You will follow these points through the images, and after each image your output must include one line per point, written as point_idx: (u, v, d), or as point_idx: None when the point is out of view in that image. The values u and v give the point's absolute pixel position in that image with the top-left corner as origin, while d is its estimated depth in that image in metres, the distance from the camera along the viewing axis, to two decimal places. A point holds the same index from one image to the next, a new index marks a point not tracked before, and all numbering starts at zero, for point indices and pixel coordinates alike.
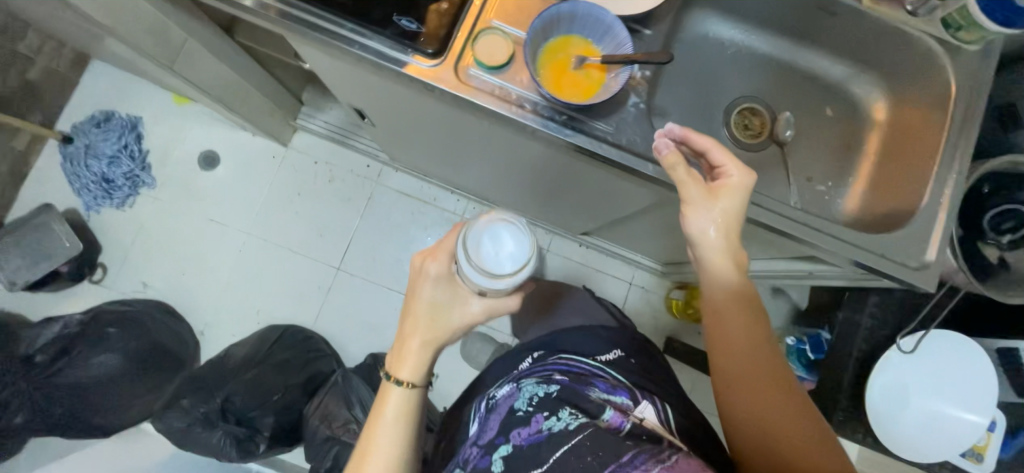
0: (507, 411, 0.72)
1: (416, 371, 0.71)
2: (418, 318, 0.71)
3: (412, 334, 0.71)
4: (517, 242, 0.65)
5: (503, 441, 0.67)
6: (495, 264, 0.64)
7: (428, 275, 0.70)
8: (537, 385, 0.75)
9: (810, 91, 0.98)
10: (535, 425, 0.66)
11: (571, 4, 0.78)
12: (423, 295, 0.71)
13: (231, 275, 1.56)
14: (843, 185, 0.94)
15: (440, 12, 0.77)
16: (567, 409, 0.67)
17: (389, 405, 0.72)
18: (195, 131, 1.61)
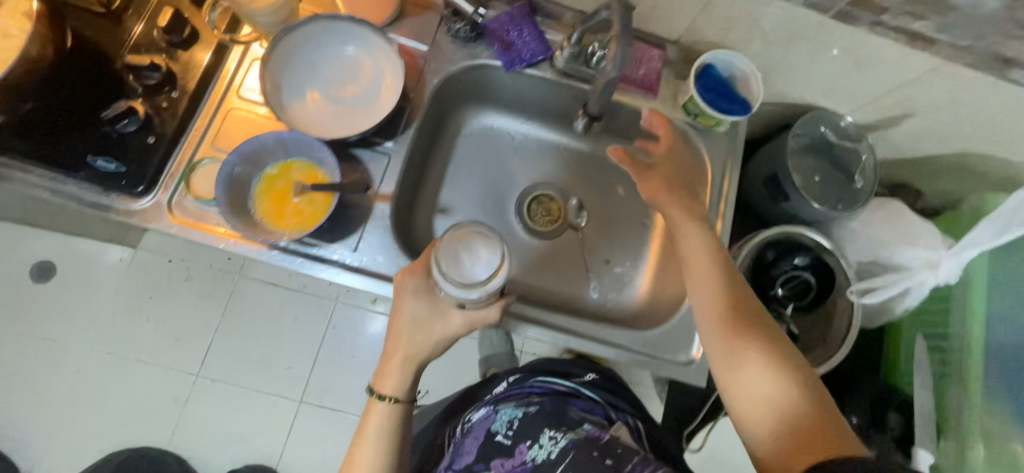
0: (485, 434, 0.70)
1: (402, 386, 0.65)
2: (401, 329, 0.65)
3: (395, 350, 0.66)
4: (494, 251, 0.62)
5: (482, 468, 0.66)
6: (467, 277, 0.61)
7: (407, 288, 0.65)
8: (516, 407, 0.71)
9: (604, 172, 0.91)
10: (519, 456, 0.64)
11: (275, 133, 0.63)
12: (405, 312, 0.66)
13: (69, 400, 1.43)
14: (637, 266, 0.87)
15: (145, 146, 0.65)
16: (547, 430, 0.64)
17: (372, 424, 0.65)
18: (24, 246, 1.48)
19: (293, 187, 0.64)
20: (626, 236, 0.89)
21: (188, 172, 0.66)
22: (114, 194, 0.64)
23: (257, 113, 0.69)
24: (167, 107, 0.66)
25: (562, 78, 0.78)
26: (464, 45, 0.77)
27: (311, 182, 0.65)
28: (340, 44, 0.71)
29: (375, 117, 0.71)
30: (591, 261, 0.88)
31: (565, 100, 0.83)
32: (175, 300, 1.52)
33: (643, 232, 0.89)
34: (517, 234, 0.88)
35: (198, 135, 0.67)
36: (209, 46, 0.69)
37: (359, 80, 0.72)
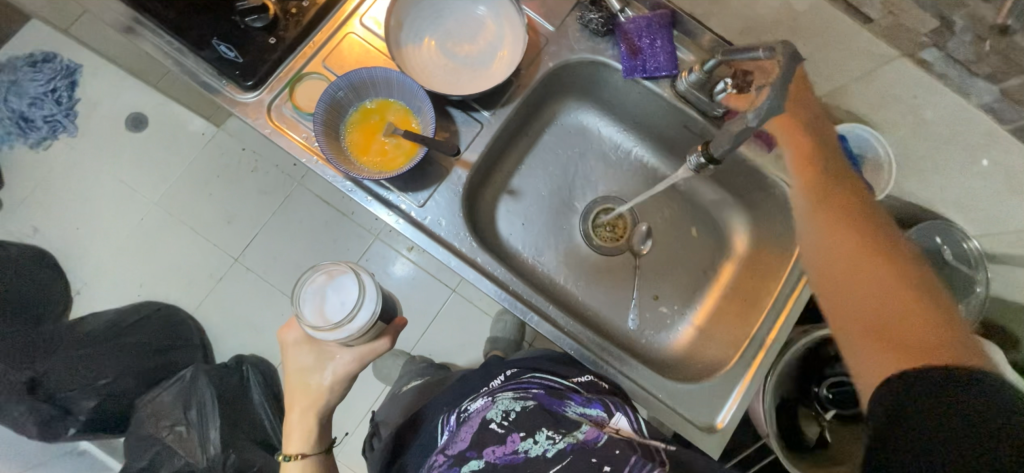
0: (479, 422, 0.59)
1: (307, 441, 0.76)
2: (294, 386, 0.76)
3: (293, 405, 0.77)
4: (348, 282, 0.70)
5: (474, 455, 0.55)
6: (337, 315, 0.69)
7: (290, 343, 0.77)
8: (512, 399, 0.60)
9: (680, 208, 0.87)
10: (511, 445, 0.53)
11: (385, 68, 0.63)
12: (295, 363, 0.77)
13: (124, 242, 1.56)
14: (685, 313, 0.83)
15: (265, 46, 0.67)
16: (544, 429, 0.53)
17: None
18: (128, 94, 1.60)
19: (385, 127, 0.65)
20: (682, 280, 0.85)
21: (297, 81, 0.68)
22: (226, 81, 0.67)
23: (375, 44, 0.70)
24: (296, 13, 0.68)
25: (678, 99, 0.74)
26: (590, 37, 0.74)
27: (402, 127, 0.65)
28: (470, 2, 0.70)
29: (480, 83, 0.69)
30: (641, 292, 0.84)
31: (671, 124, 0.79)
32: (238, 185, 1.61)
33: (702, 282, 0.84)
34: (576, 241, 0.85)
35: (315, 48, 0.69)
36: None
37: (477, 41, 0.71)
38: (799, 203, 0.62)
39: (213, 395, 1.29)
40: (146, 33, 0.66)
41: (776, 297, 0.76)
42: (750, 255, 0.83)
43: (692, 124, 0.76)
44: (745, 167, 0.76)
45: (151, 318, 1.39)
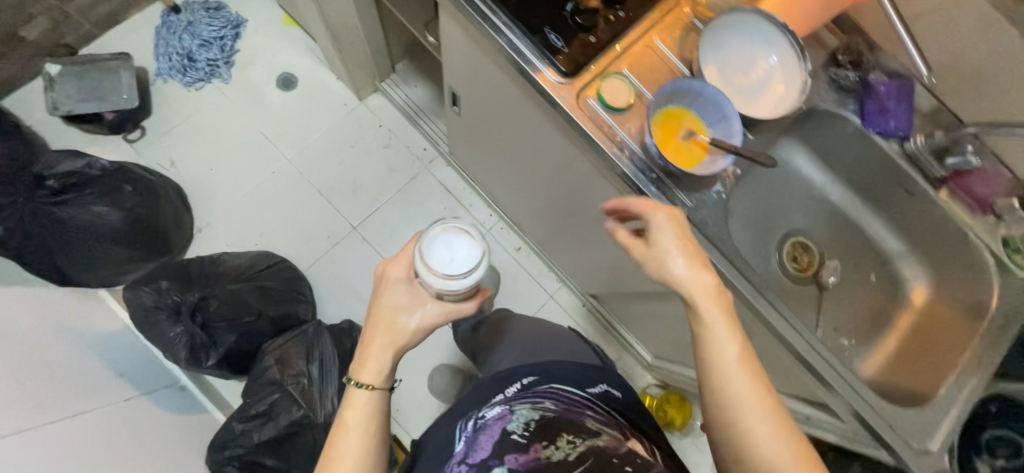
0: (500, 432, 0.70)
1: (379, 375, 0.72)
2: (382, 319, 0.74)
3: (373, 338, 0.74)
4: (467, 243, 0.74)
5: (498, 464, 0.66)
6: (449, 267, 0.72)
7: (389, 279, 0.75)
8: (531, 410, 0.75)
9: (862, 252, 0.96)
10: (534, 452, 0.66)
11: (699, 83, 0.73)
12: (388, 298, 0.75)
13: (253, 192, 1.60)
14: (865, 347, 0.91)
15: (586, 43, 0.76)
16: (565, 437, 0.68)
17: (352, 409, 0.72)
18: (284, 54, 1.68)
19: (683, 131, 0.73)
20: (860, 319, 0.93)
21: (603, 75, 0.77)
22: (546, 65, 0.75)
23: (667, 60, 0.80)
24: (613, 20, 0.77)
25: (904, 158, 0.85)
26: (838, 91, 0.84)
27: (698, 134, 0.73)
28: (753, 40, 0.79)
29: (754, 111, 0.79)
30: (823, 322, 0.93)
31: (885, 178, 0.88)
32: (369, 158, 1.67)
33: (878, 322, 0.93)
34: (771, 264, 0.95)
35: (620, 51, 0.78)
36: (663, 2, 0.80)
37: (751, 74, 0.80)
38: (693, 285, 0.62)
39: (333, 353, 1.30)
40: (490, 12, 0.75)
41: (966, 351, 0.83)
42: (928, 306, 0.92)
43: (908, 182, 0.86)
44: (948, 226, 0.86)
45: (280, 267, 1.37)
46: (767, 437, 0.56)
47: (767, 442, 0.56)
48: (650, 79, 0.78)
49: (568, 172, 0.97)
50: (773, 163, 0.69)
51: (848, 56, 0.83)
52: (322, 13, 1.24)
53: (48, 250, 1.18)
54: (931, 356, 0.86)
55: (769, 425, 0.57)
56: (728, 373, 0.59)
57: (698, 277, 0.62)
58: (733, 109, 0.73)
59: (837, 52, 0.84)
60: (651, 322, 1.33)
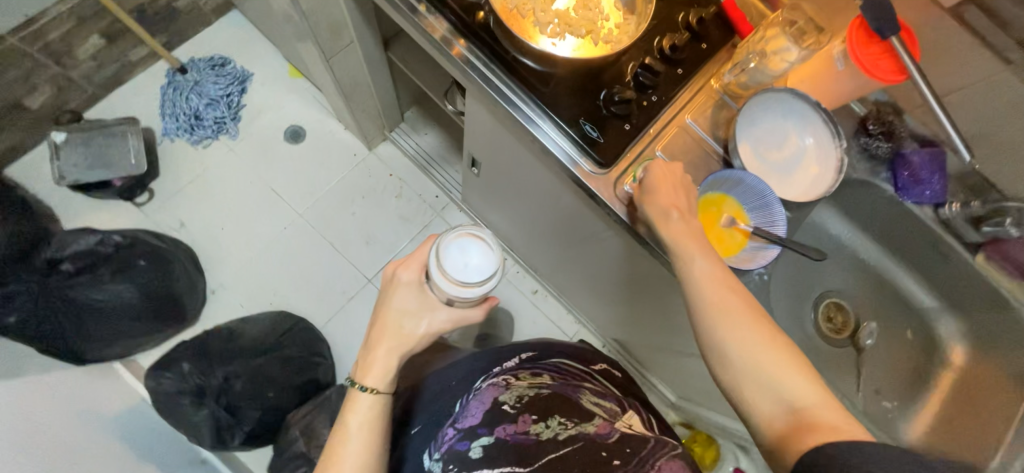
0: (492, 401, 0.76)
1: (382, 378, 0.76)
2: (389, 324, 0.77)
3: (379, 341, 0.78)
4: (478, 247, 0.72)
5: (485, 432, 0.71)
6: (461, 275, 0.71)
7: (400, 281, 0.78)
8: (529, 387, 0.79)
9: (898, 310, 0.95)
10: (523, 425, 0.69)
11: (737, 171, 0.73)
12: (397, 303, 0.78)
13: (266, 249, 1.56)
14: (907, 410, 0.90)
15: (622, 131, 0.75)
16: (557, 417, 0.70)
17: (355, 413, 0.76)
18: (291, 106, 1.66)
19: (724, 218, 0.72)
20: (900, 381, 0.93)
21: (638, 164, 0.76)
22: (582, 157, 0.75)
23: (700, 140, 0.79)
24: (648, 106, 0.76)
25: (939, 224, 0.85)
26: (869, 159, 0.84)
27: (739, 220, 0.72)
28: (783, 117, 0.79)
29: (791, 191, 0.77)
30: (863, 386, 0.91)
31: (919, 241, 0.88)
32: (382, 208, 1.65)
33: (917, 382, 0.92)
34: (807, 325, 0.94)
35: (654, 136, 0.78)
36: (693, 84, 0.80)
37: (784, 150, 0.79)
38: (701, 266, 0.62)
39: None
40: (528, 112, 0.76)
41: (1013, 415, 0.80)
42: (968, 366, 0.91)
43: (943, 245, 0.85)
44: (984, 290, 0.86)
45: (295, 329, 1.35)
46: (790, 393, 0.52)
47: (792, 396, 0.52)
48: (685, 162, 0.78)
49: (599, 241, 0.96)
50: (822, 257, 0.66)
51: (878, 125, 0.82)
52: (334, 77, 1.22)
53: (62, 333, 1.23)
54: (979, 419, 0.83)
55: (793, 376, 0.53)
56: (733, 332, 0.56)
57: (703, 257, 0.62)
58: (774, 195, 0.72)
59: (866, 120, 0.83)
60: (679, 371, 1.32)
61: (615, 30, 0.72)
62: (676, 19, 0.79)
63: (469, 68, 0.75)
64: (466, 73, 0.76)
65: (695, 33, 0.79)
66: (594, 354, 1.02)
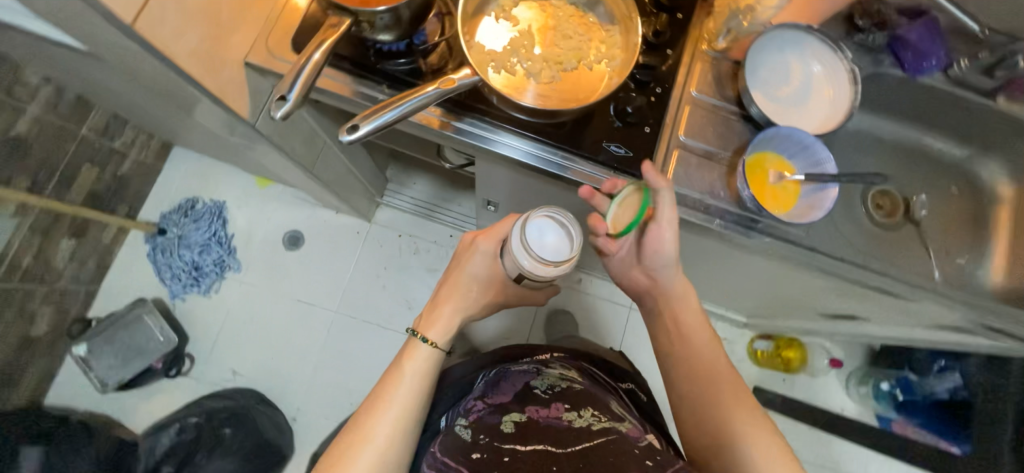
0: (522, 387, 0.82)
1: (446, 333, 0.76)
2: (459, 285, 0.79)
3: (448, 299, 0.79)
4: (562, 234, 0.71)
5: (516, 411, 0.75)
6: (543, 254, 0.70)
7: (477, 249, 0.79)
8: (560, 378, 0.84)
9: (937, 171, 0.98)
10: (557, 412, 0.72)
11: (771, 128, 0.74)
12: (470, 268, 0.79)
13: (320, 358, 1.54)
14: (981, 258, 0.94)
15: (644, 135, 0.74)
16: (591, 410, 0.72)
17: (412, 361, 0.73)
18: (277, 214, 1.62)
19: (771, 175, 0.74)
20: (966, 235, 0.95)
21: (670, 156, 0.76)
22: (621, 177, 0.73)
23: (714, 107, 0.79)
24: (656, 100, 0.75)
25: (953, 84, 0.87)
26: (868, 52, 0.85)
27: (784, 173, 0.75)
28: (780, 53, 0.80)
29: (819, 119, 0.78)
30: (939, 254, 0.93)
31: (936, 104, 0.90)
32: (407, 270, 1.64)
33: (979, 229, 0.96)
34: (864, 222, 0.90)
35: (672, 123, 0.77)
36: (686, 58, 0.79)
37: (792, 82, 0.79)
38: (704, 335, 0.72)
39: None
40: (497, 139, 0.73)
41: None
42: (1017, 198, 0.95)
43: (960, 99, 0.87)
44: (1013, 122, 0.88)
45: None
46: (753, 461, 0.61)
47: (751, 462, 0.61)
48: (710, 135, 0.77)
49: None
50: (877, 179, 0.73)
51: (868, 19, 0.83)
52: (318, 179, 1.19)
53: None
54: None
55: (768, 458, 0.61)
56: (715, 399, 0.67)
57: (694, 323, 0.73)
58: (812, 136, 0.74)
59: (854, 17, 0.84)
60: (749, 300, 1.36)
61: (600, 46, 0.71)
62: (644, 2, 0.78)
63: (480, 140, 0.72)
64: (476, 141, 0.72)
65: (667, 8, 0.78)
66: (623, 372, 1.03)
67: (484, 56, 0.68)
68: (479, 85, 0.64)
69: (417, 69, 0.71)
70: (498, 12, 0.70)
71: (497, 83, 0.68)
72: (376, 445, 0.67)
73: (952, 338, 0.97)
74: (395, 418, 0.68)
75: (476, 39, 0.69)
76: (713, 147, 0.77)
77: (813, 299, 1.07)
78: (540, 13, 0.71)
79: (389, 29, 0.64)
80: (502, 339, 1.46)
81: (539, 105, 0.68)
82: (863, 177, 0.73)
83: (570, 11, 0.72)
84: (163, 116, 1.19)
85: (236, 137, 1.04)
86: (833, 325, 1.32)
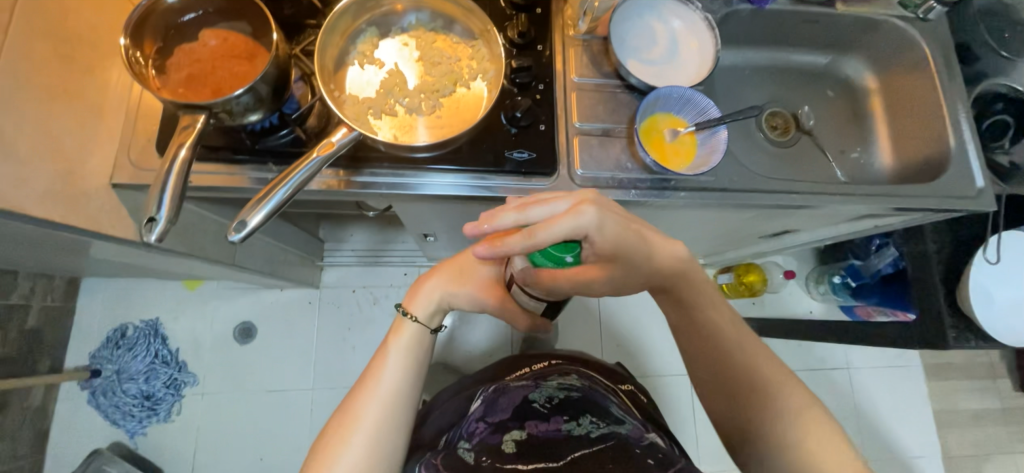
0: (522, 402, 0.85)
1: (430, 310, 0.70)
2: (455, 262, 0.69)
3: (438, 273, 0.70)
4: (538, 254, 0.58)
5: (516, 427, 0.77)
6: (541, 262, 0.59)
7: None
8: (558, 388, 0.88)
9: (810, 82, 1.07)
10: (556, 425, 0.77)
11: (651, 92, 0.77)
12: (468, 247, 0.69)
13: (311, 442, 1.47)
14: (871, 145, 1.04)
15: (541, 133, 0.75)
16: (590, 417, 0.77)
17: (398, 338, 0.70)
18: (218, 313, 1.53)
19: (667, 135, 0.78)
20: (851, 130, 1.06)
21: (572, 144, 0.77)
22: (533, 179, 0.74)
23: (598, 86, 0.81)
24: (541, 97, 0.77)
25: (798, 4, 0.92)
26: None
27: (678, 128, 0.79)
28: (641, 20, 0.84)
29: (691, 71, 0.82)
30: (833, 153, 1.03)
31: (791, 24, 0.96)
32: (372, 323, 1.59)
33: (860, 121, 1.07)
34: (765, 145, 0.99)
35: (565, 113, 0.79)
36: (557, 49, 0.81)
37: (659, 44, 0.83)
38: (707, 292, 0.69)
39: None
40: (405, 180, 0.71)
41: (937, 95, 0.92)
42: (884, 85, 1.04)
43: (808, 15, 0.94)
44: (861, 21, 0.96)
45: None
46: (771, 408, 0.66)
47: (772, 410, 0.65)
48: (602, 114, 0.79)
49: None
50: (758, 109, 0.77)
51: None
52: (244, 268, 1.13)
53: None
54: (920, 118, 0.96)
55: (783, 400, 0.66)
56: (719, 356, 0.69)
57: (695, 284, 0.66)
58: (690, 89, 0.78)
59: None
60: (698, 244, 1.42)
61: (470, 64, 0.71)
62: (502, 8, 0.79)
63: (388, 186, 0.71)
64: (387, 187, 0.71)
65: (525, 7, 0.79)
66: (624, 375, 1.03)
67: (360, 106, 0.67)
68: (362, 138, 0.62)
69: (298, 139, 0.68)
70: (361, 59, 0.69)
71: (382, 129, 0.67)
72: (366, 430, 0.65)
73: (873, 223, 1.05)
74: (383, 400, 0.67)
75: (348, 92, 0.68)
76: (609, 124, 0.79)
77: (750, 227, 1.14)
78: (404, 48, 0.71)
79: (254, 106, 0.60)
80: (485, 358, 1.45)
81: (432, 139, 0.67)
82: (745, 112, 0.77)
83: (432, 37, 0.71)
84: (52, 258, 1.09)
85: (141, 256, 0.97)
86: (777, 242, 1.40)
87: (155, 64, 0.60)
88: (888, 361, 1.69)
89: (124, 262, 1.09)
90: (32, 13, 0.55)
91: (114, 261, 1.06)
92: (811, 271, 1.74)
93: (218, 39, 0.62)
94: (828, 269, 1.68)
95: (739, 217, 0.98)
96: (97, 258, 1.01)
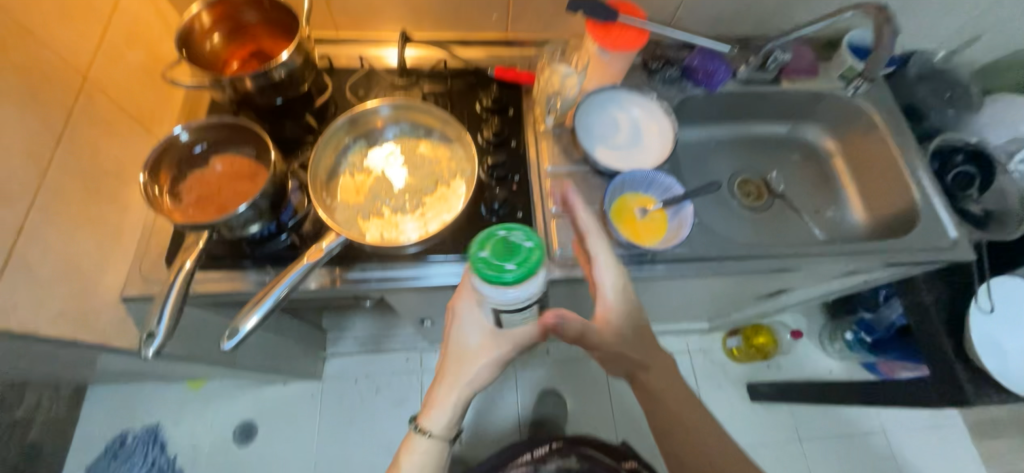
0: None
1: (438, 422, 0.69)
2: (453, 357, 0.67)
3: (444, 375, 0.68)
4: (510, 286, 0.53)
5: None
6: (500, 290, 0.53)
7: (461, 315, 0.65)
8: None
9: (775, 150, 1.14)
10: None
11: (618, 176, 0.83)
12: (458, 335, 0.66)
13: None
14: (842, 204, 1.09)
15: (520, 220, 0.81)
16: None
17: (411, 459, 0.70)
18: (220, 413, 1.51)
19: (637, 213, 0.83)
20: (821, 191, 1.11)
21: (551, 228, 0.82)
22: None
23: (571, 172, 0.87)
24: (517, 187, 0.83)
25: (745, 85, 1.00)
26: (673, 84, 0.98)
27: (648, 206, 0.84)
28: (603, 110, 0.92)
29: (656, 152, 0.89)
30: (808, 213, 1.08)
31: (746, 103, 1.05)
32: (374, 414, 1.54)
33: (828, 182, 1.11)
34: (739, 211, 1.03)
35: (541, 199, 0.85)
36: (530, 143, 0.90)
37: (623, 130, 0.91)
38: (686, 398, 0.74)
39: None
40: (394, 275, 0.76)
41: (891, 154, 0.99)
42: (844, 147, 1.10)
43: (759, 94, 1.02)
44: (812, 95, 1.04)
45: None
46: None
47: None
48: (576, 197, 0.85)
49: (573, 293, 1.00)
50: (718, 183, 0.82)
51: (655, 60, 0.96)
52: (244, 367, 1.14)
53: None
54: (881, 175, 1.01)
55: None
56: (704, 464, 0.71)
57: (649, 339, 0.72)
58: (654, 170, 0.84)
59: (646, 60, 0.97)
60: (697, 309, 1.40)
61: (449, 165, 0.79)
62: (477, 113, 0.89)
63: (379, 280, 0.76)
64: (376, 282, 0.75)
65: (497, 110, 0.89)
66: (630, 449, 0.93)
67: (351, 210, 0.74)
68: (350, 241, 0.67)
69: (294, 244, 0.74)
70: (352, 169, 0.77)
71: (370, 229, 0.73)
72: None
73: (861, 278, 1.06)
74: None
75: (339, 199, 0.75)
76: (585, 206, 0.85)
77: (742, 290, 1.14)
78: (389, 156, 0.79)
79: (254, 219, 0.67)
80: (492, 445, 1.38)
81: (417, 235, 0.73)
82: (707, 187, 0.82)
83: (413, 144, 0.80)
84: (59, 369, 1.12)
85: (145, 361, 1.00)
86: (777, 302, 1.39)
87: (169, 192, 0.67)
88: (924, 421, 1.57)
89: (128, 369, 1.11)
90: (69, 157, 0.64)
91: (118, 368, 1.08)
92: (823, 328, 1.68)
93: (225, 164, 0.70)
94: (839, 325, 1.63)
95: (726, 282, 0.99)
96: (103, 367, 1.04)
